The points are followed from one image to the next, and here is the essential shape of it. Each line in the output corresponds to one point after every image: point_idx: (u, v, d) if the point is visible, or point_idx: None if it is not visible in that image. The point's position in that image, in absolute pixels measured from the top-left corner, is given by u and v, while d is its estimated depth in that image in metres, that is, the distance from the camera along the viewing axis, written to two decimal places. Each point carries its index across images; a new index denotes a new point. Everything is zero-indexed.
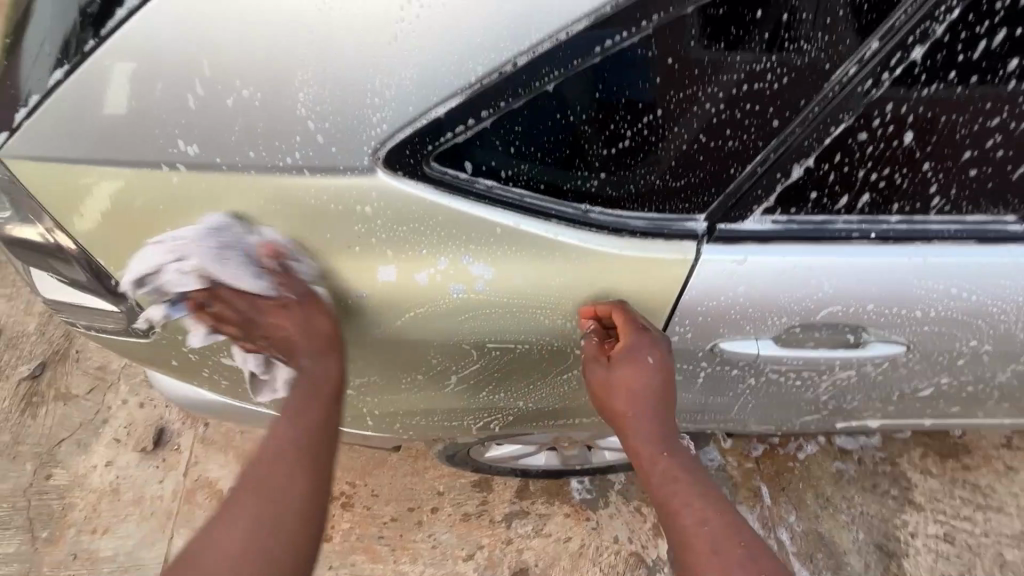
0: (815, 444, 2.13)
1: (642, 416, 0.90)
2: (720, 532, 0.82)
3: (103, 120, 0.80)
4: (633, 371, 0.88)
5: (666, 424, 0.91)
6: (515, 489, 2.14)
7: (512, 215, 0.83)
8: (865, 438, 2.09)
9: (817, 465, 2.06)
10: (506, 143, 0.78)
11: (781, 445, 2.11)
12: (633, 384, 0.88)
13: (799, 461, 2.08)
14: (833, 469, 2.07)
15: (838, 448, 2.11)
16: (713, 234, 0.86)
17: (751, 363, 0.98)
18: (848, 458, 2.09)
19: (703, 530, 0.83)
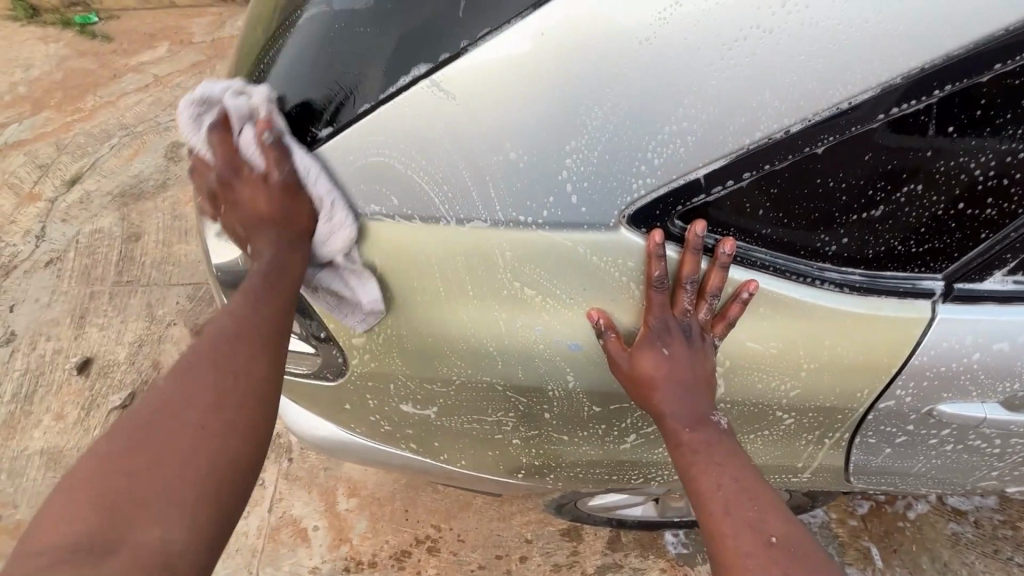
0: (925, 503, 2.01)
1: (670, 399, 0.88)
2: (737, 493, 0.83)
3: (360, 173, 0.84)
4: (659, 354, 0.86)
5: (697, 403, 0.88)
6: (607, 540, 2.09)
7: (747, 270, 0.84)
8: (982, 499, 1.97)
9: (933, 526, 1.94)
10: (754, 205, 0.78)
11: (889, 503, 2.00)
12: (656, 362, 0.86)
13: (910, 520, 1.96)
14: (948, 531, 1.94)
15: (952, 509, 1.98)
16: (950, 294, 0.84)
17: (971, 427, 0.94)
18: (964, 520, 1.96)
19: (720, 495, 0.83)
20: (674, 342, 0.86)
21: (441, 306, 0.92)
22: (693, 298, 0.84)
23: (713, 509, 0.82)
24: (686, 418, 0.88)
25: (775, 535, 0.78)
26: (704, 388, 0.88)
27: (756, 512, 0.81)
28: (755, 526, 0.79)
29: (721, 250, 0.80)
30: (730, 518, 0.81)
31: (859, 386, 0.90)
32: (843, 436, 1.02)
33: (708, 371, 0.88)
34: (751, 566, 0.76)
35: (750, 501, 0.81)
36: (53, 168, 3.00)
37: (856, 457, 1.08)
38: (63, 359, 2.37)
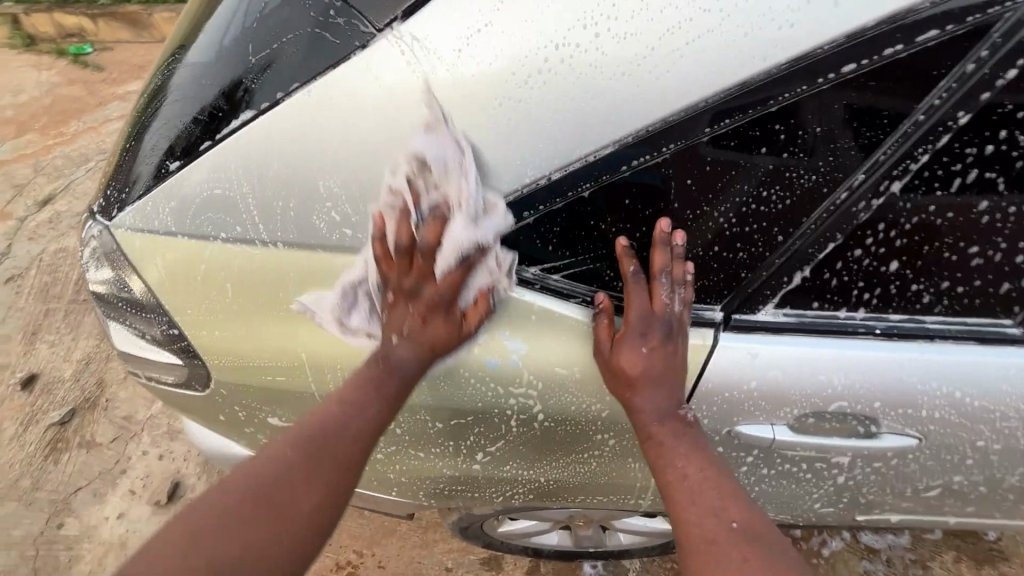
0: (839, 540, 2.06)
1: (648, 398, 0.93)
2: (702, 483, 0.90)
3: (204, 201, 0.95)
4: (639, 348, 0.90)
5: (674, 399, 0.94)
6: (526, 569, 2.18)
7: (547, 297, 0.95)
8: (894, 536, 2.03)
9: (843, 562, 2.00)
10: (544, 241, 0.90)
11: (804, 539, 2.05)
12: (636, 359, 0.90)
13: (823, 557, 2.01)
14: (860, 568, 2.00)
15: (865, 546, 2.03)
16: (728, 323, 0.95)
17: (767, 448, 1.03)
18: (876, 557, 2.02)
19: (685, 485, 0.90)
20: (653, 341, 0.90)
21: (288, 323, 1.02)
22: (669, 292, 0.88)
23: (681, 499, 0.89)
24: (662, 413, 0.94)
25: (735, 522, 0.85)
26: (679, 384, 0.93)
27: (718, 500, 0.88)
28: (719, 512, 0.86)
29: (675, 243, 0.86)
30: (695, 504, 0.88)
31: None
32: None
33: (681, 367, 0.93)
34: (714, 550, 0.83)
35: (711, 488, 0.89)
36: (28, 189, 3.10)
37: None
38: (10, 374, 2.42)
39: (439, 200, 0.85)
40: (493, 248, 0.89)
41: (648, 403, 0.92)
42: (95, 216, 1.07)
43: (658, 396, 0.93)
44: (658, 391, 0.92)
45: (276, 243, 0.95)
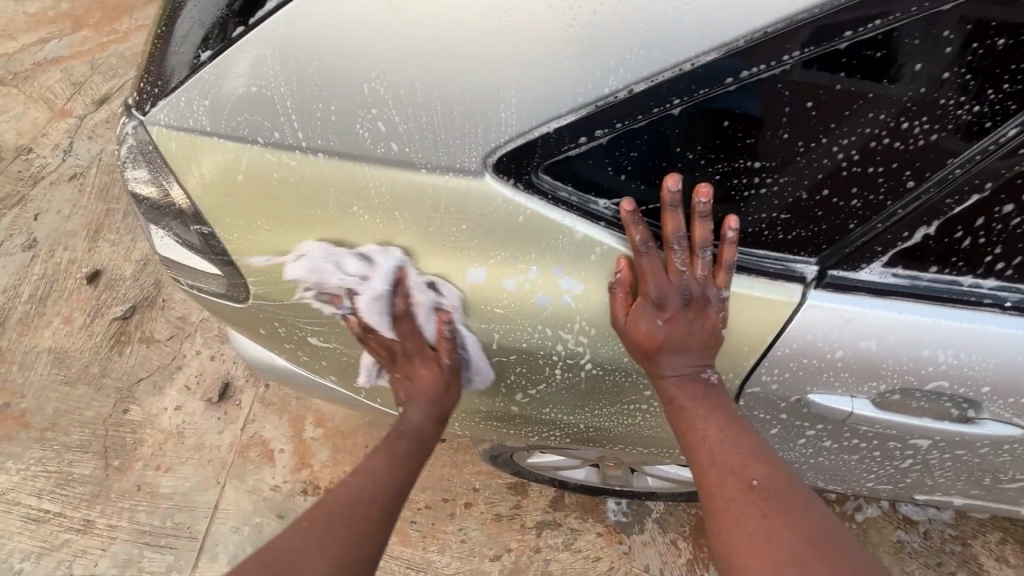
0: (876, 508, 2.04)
1: (666, 365, 0.89)
2: (725, 445, 0.87)
3: (240, 97, 0.85)
4: (654, 315, 0.85)
5: (698, 359, 0.88)
6: (550, 499, 2.23)
7: (612, 234, 0.84)
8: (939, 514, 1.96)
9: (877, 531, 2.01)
10: (617, 170, 0.77)
11: (839, 503, 2.07)
12: (654, 329, 0.85)
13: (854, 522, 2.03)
14: (894, 539, 1.97)
15: (903, 518, 2.01)
16: (823, 280, 0.81)
17: (841, 420, 0.93)
18: (914, 530, 1.99)
19: (705, 449, 0.88)
20: (669, 309, 0.85)
21: (325, 239, 0.94)
22: (686, 256, 0.82)
23: (703, 462, 0.87)
24: (682, 375, 0.88)
25: (756, 480, 0.83)
26: (706, 346, 0.87)
27: (740, 460, 0.85)
28: (739, 472, 0.84)
29: (696, 202, 0.76)
30: (715, 466, 0.86)
31: (725, 368, 0.91)
32: None
33: (712, 330, 0.85)
34: (738, 512, 0.81)
35: (731, 447, 0.86)
36: (85, 86, 3.07)
37: None
38: (76, 269, 2.52)
39: (337, 291, 0.99)
40: (441, 310, 0.97)
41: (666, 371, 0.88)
42: (131, 110, 1.00)
43: (680, 358, 0.87)
44: (678, 355, 0.87)
45: (319, 153, 0.86)
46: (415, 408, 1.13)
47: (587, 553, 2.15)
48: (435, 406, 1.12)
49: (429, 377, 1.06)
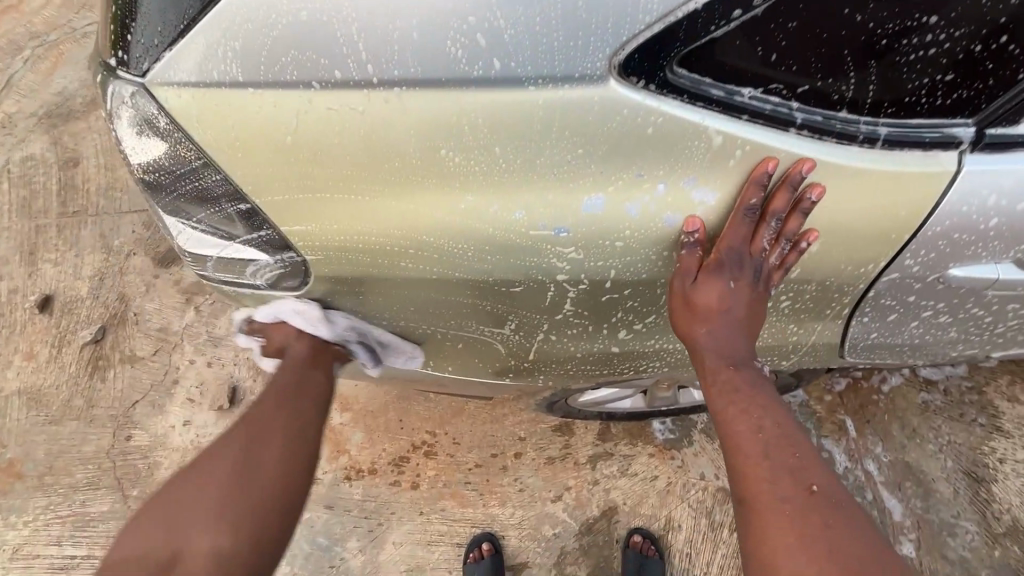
0: (898, 378, 2.31)
1: (714, 332, 0.90)
2: (775, 436, 0.87)
3: (289, 26, 0.71)
4: (722, 290, 0.85)
5: (742, 343, 0.92)
6: (598, 432, 2.22)
7: (755, 128, 0.73)
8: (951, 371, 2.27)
9: (903, 396, 2.27)
10: (768, 50, 0.69)
11: (865, 379, 2.31)
12: (708, 299, 0.86)
13: (882, 393, 2.28)
14: (918, 400, 2.24)
15: (923, 381, 2.28)
16: (979, 142, 0.76)
17: (977, 289, 0.91)
18: (934, 389, 2.28)
19: (756, 439, 0.87)
20: (737, 278, 0.85)
21: (408, 191, 0.79)
22: (771, 239, 0.82)
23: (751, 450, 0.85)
24: (729, 351, 0.91)
25: (813, 484, 0.81)
26: (749, 332, 0.92)
27: (796, 460, 0.84)
28: (796, 474, 0.82)
29: (807, 196, 0.77)
30: (769, 461, 0.84)
31: (867, 260, 0.85)
32: (842, 310, 0.98)
33: (755, 315, 0.90)
34: (784, 508, 0.79)
35: (788, 446, 0.85)
36: None
37: (854, 332, 1.05)
38: (21, 298, 2.19)
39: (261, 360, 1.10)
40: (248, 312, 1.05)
41: (712, 336, 0.89)
42: (116, 74, 0.80)
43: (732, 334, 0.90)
44: (729, 330, 0.90)
45: (395, 86, 0.71)
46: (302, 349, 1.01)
47: (644, 475, 2.17)
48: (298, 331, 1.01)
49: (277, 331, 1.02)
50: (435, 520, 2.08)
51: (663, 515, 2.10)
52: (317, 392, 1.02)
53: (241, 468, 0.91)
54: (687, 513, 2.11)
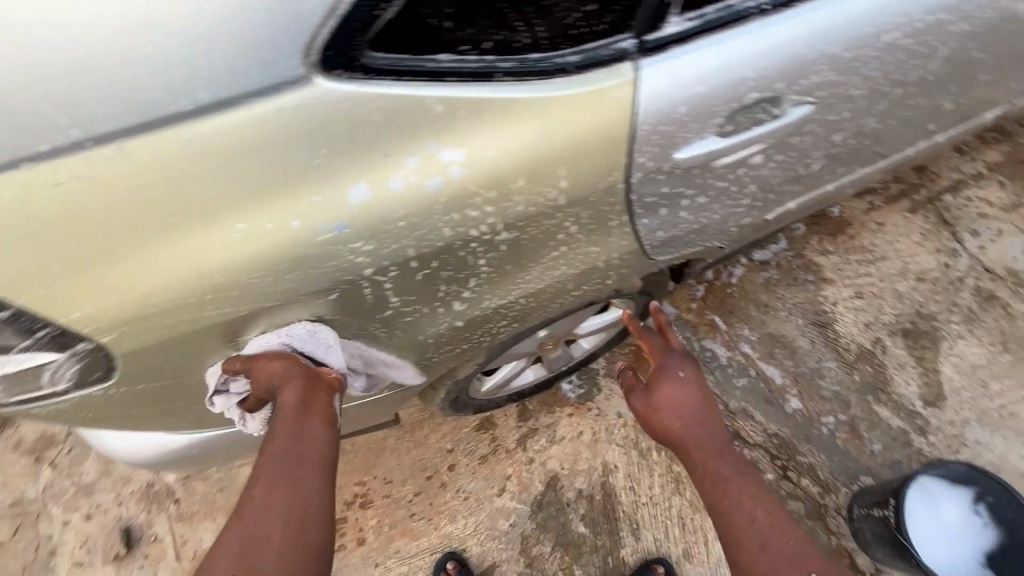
0: (741, 268, 2.79)
1: (682, 420, 1.55)
2: (760, 511, 1.34)
3: None
4: (672, 388, 1.59)
5: (710, 429, 1.53)
6: (518, 414, 2.51)
7: (462, 86, 0.84)
8: (777, 247, 2.82)
9: (749, 281, 2.76)
10: (441, 18, 0.79)
11: (718, 279, 2.77)
12: (662, 389, 1.60)
13: (734, 284, 2.75)
14: (761, 279, 2.76)
15: (759, 262, 2.79)
16: (641, 49, 0.92)
17: (704, 163, 1.10)
18: (768, 266, 2.79)
19: (746, 507, 1.36)
20: (676, 382, 1.60)
21: (174, 237, 0.80)
22: (676, 360, 1.64)
23: (739, 508, 1.36)
24: (705, 437, 1.52)
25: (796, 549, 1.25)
26: (709, 413, 1.56)
27: (780, 530, 1.30)
28: (782, 539, 1.28)
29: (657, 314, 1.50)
30: (751, 516, 1.33)
31: (609, 169, 1.00)
32: (622, 220, 1.15)
33: (705, 404, 1.57)
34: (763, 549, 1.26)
35: (772, 518, 1.32)
36: None
37: (643, 236, 1.23)
38: None
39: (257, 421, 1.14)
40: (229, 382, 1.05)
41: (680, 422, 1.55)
42: None
43: (692, 422, 1.54)
44: (694, 420, 1.55)
45: (113, 139, 0.75)
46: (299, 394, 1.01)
47: (567, 435, 2.47)
48: (289, 377, 0.99)
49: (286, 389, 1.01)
50: (394, 564, 2.29)
51: (596, 464, 2.40)
52: (318, 455, 1.01)
53: (261, 546, 0.88)
54: (616, 452, 2.43)
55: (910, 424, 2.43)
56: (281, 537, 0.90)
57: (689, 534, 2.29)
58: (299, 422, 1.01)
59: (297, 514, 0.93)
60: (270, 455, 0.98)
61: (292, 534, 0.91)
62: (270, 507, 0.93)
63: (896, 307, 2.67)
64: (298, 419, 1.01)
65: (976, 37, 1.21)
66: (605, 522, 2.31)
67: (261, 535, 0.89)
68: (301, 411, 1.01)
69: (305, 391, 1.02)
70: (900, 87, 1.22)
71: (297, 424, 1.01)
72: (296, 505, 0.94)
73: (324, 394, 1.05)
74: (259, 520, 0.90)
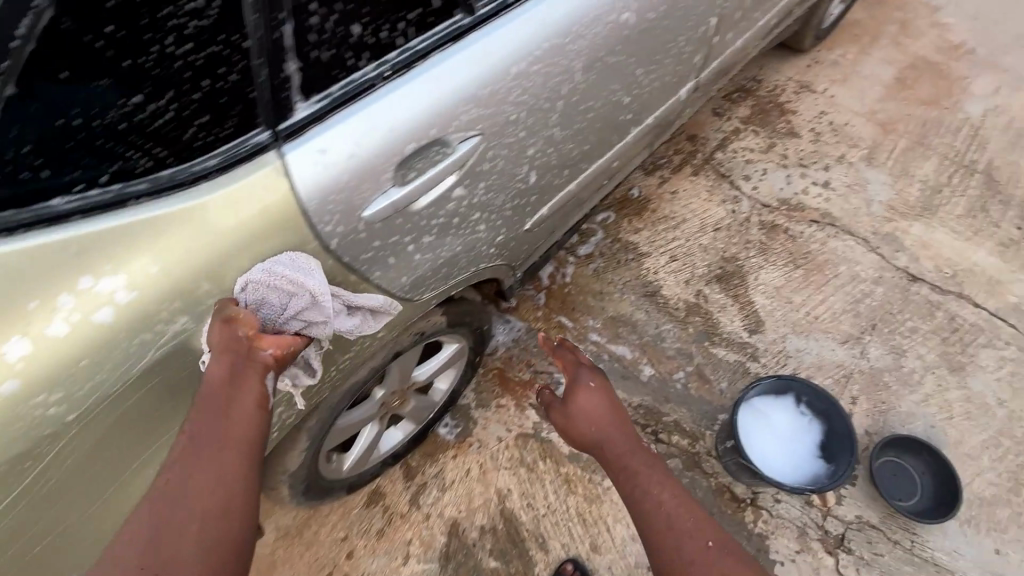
0: (571, 266, 3.02)
1: (591, 426, 1.65)
2: (672, 507, 1.39)
3: None
4: (583, 398, 1.69)
5: (623, 430, 1.62)
6: (403, 475, 2.48)
7: (97, 220, 0.94)
8: (595, 239, 3.09)
9: (581, 275, 2.99)
10: (38, 170, 0.87)
11: (554, 282, 2.97)
12: (571, 397, 1.72)
13: (569, 283, 2.97)
14: (591, 271, 3.00)
15: (585, 257, 3.04)
16: (277, 137, 1.03)
17: (399, 211, 1.22)
18: (593, 257, 3.04)
19: (658, 505, 1.40)
20: (588, 392, 1.72)
21: None
22: (587, 372, 1.77)
23: (652, 506, 1.40)
24: (618, 439, 1.60)
25: (710, 539, 1.30)
26: (619, 418, 1.66)
27: (693, 524, 1.34)
28: (697, 535, 1.31)
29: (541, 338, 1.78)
30: (665, 513, 1.38)
31: (297, 242, 1.10)
32: (357, 276, 1.26)
33: (616, 411, 1.68)
34: (676, 544, 1.31)
35: (687, 512, 1.37)
36: None
37: (387, 285, 1.34)
38: None
39: None
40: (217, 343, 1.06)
41: (590, 429, 1.64)
42: None
43: (605, 425, 1.64)
44: (607, 424, 1.64)
45: None
46: (227, 370, 1.02)
47: (456, 477, 2.48)
48: (224, 351, 1.02)
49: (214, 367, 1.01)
50: None
51: (490, 494, 2.44)
52: (245, 433, 1.01)
53: (176, 527, 0.90)
54: (505, 475, 2.48)
55: (744, 354, 2.73)
56: (198, 519, 0.92)
57: (591, 527, 2.37)
58: (225, 398, 1.01)
59: (215, 493, 0.95)
60: (193, 435, 0.98)
61: (210, 514, 0.93)
62: (192, 487, 0.94)
63: (705, 259, 3.03)
64: (222, 393, 1.01)
65: (602, 48, 1.45)
66: (513, 548, 2.34)
67: (176, 516, 0.91)
68: (227, 387, 1.01)
69: (233, 369, 1.02)
70: (559, 100, 1.44)
71: (222, 400, 1.00)
72: (215, 484, 0.96)
73: (258, 371, 1.05)
74: (176, 499, 0.92)
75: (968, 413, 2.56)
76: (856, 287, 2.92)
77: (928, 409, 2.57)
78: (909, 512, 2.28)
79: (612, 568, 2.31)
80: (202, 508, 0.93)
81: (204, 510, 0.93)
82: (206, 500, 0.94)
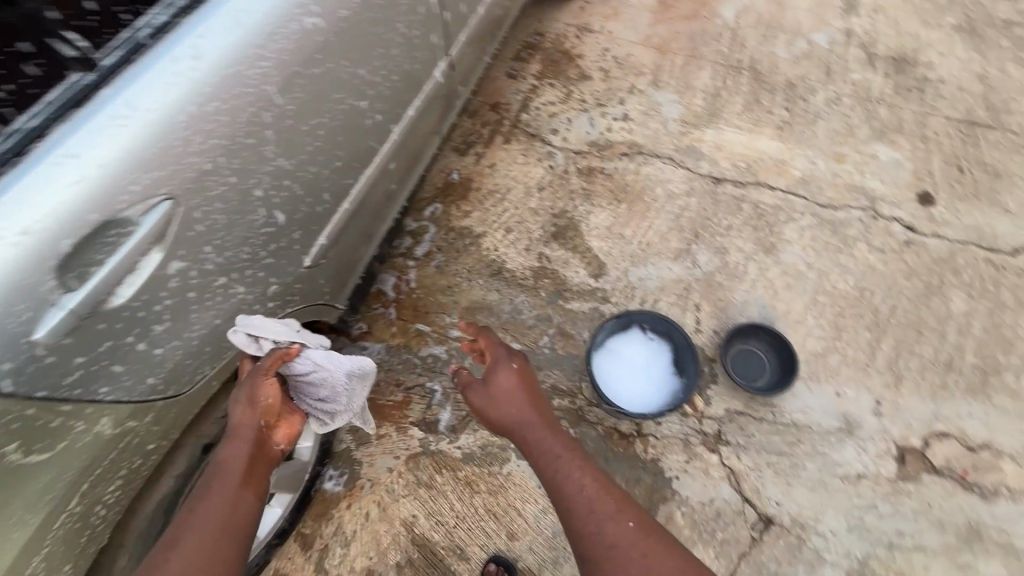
0: (413, 270, 2.92)
1: (511, 411, 1.75)
2: (590, 495, 1.59)
3: None
4: (502, 384, 1.77)
5: (542, 415, 1.76)
6: (300, 546, 2.30)
7: None
8: (427, 236, 3.01)
9: (424, 276, 2.91)
10: None
11: (400, 292, 2.86)
12: (496, 379, 1.78)
13: (415, 288, 2.87)
14: (433, 268, 2.93)
15: (424, 256, 2.95)
16: None
17: (89, 313, 1.06)
18: (432, 254, 2.96)
19: (578, 490, 1.60)
20: (508, 376, 1.79)
21: None
22: (510, 358, 1.83)
23: (573, 493, 1.60)
24: (537, 424, 1.73)
25: (630, 522, 1.53)
26: (538, 404, 1.78)
27: (612, 506, 1.56)
28: (615, 518, 1.53)
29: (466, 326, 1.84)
30: (584, 499, 1.58)
31: None
32: (69, 404, 1.12)
33: (535, 396, 1.79)
34: (593, 530, 1.53)
35: (605, 497, 1.58)
36: None
37: (128, 394, 1.24)
38: None
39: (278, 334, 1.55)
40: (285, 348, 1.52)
41: (510, 416, 1.74)
42: None
43: (523, 409, 1.74)
44: (527, 409, 1.75)
45: None
46: (243, 448, 1.43)
47: (357, 525, 2.36)
48: (245, 431, 1.46)
49: (234, 451, 1.43)
50: None
51: (397, 528, 2.35)
52: (245, 511, 1.35)
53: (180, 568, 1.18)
54: (407, 502, 2.40)
55: (595, 300, 2.84)
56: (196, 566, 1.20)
57: (503, 517, 2.38)
58: (238, 477, 1.39)
59: (212, 548, 1.24)
60: (208, 500, 1.33)
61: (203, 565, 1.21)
62: (197, 540, 1.24)
63: (538, 221, 3.07)
64: (235, 474, 1.39)
65: (295, 62, 1.33)
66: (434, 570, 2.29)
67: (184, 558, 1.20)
68: (239, 468, 1.40)
69: (248, 457, 1.43)
70: (266, 128, 1.31)
71: (235, 477, 1.39)
72: (215, 540, 1.26)
73: (262, 463, 1.46)
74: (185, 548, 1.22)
75: (788, 285, 2.87)
76: (673, 204, 3.13)
77: (757, 294, 2.84)
78: (762, 389, 2.53)
79: (533, 548, 2.34)
80: (200, 557, 1.21)
81: (200, 559, 1.21)
82: (205, 554, 1.22)
